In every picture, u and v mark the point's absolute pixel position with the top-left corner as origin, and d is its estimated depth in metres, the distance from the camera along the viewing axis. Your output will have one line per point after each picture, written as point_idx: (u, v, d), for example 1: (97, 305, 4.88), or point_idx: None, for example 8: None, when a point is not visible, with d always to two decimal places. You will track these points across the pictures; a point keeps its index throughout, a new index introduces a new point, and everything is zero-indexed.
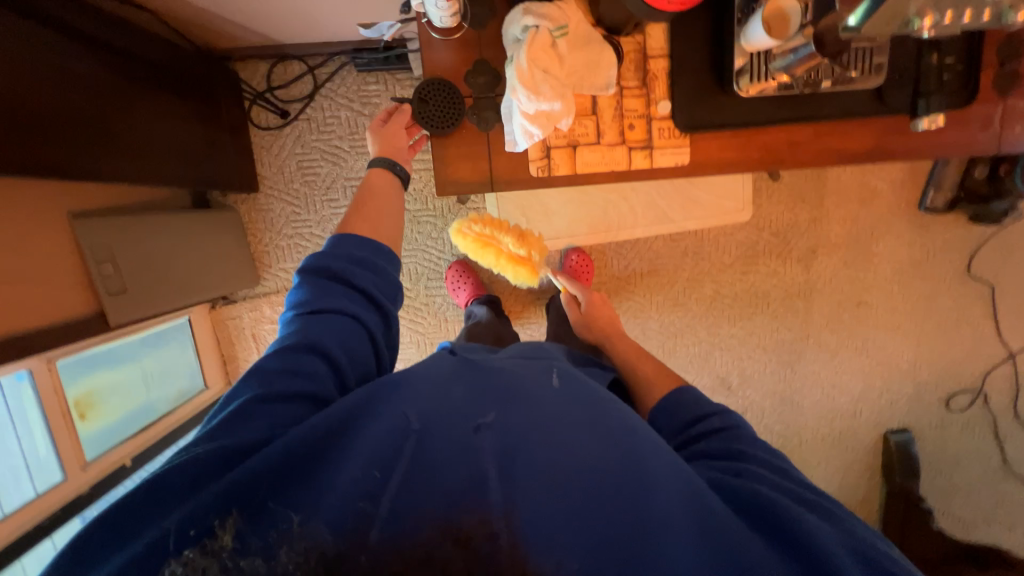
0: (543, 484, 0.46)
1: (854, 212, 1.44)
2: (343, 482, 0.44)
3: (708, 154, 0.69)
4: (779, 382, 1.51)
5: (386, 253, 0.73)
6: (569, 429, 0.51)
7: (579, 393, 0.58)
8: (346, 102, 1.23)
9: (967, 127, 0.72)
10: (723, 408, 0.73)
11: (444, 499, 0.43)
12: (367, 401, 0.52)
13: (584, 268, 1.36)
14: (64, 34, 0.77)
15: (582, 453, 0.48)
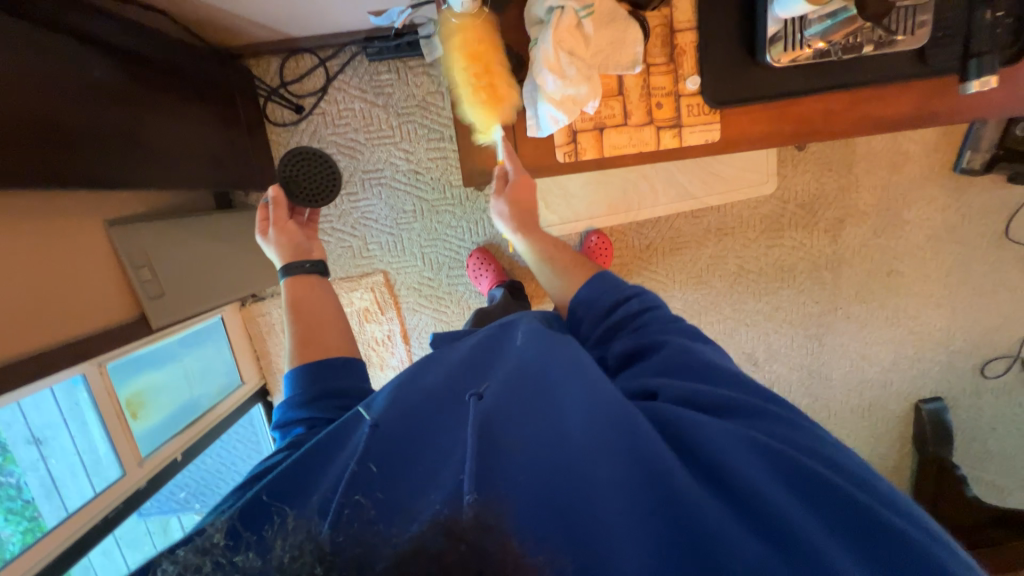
0: (504, 465, 0.46)
1: (884, 177, 1.39)
2: (321, 491, 0.47)
3: (740, 129, 0.67)
4: (807, 356, 1.50)
5: (354, 365, 0.71)
6: (522, 415, 0.52)
7: (543, 354, 0.61)
8: (359, 93, 1.22)
9: (1016, 83, 0.68)
10: (643, 292, 0.73)
11: (411, 495, 0.44)
12: (342, 427, 0.55)
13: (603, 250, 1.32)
14: (88, 43, 0.77)
15: (539, 431, 0.50)
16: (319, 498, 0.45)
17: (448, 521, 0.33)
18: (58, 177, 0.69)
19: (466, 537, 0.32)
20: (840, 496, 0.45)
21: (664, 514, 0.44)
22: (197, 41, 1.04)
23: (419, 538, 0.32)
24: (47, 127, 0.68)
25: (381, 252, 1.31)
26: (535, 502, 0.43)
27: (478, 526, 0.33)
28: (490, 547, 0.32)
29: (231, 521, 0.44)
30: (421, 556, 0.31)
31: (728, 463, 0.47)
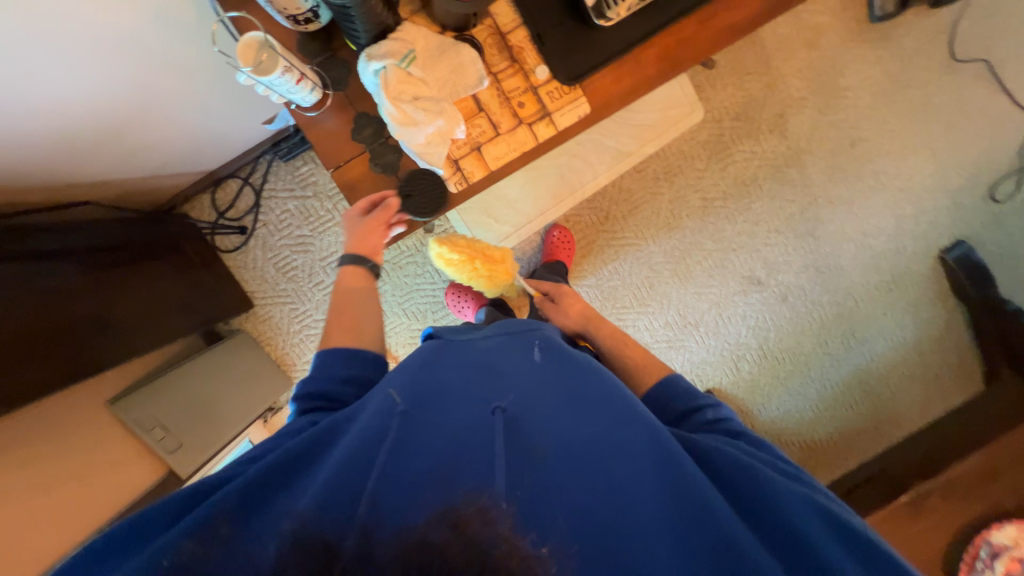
0: (529, 465, 0.49)
1: (806, 56, 1.36)
2: (329, 470, 0.47)
3: (608, 92, 0.68)
4: (808, 254, 1.44)
5: (373, 357, 0.70)
6: (552, 425, 0.55)
7: (561, 375, 0.64)
8: (288, 193, 1.28)
9: None
10: (713, 399, 0.71)
11: (430, 478, 0.45)
12: (348, 415, 0.56)
13: (566, 243, 1.35)
14: (44, 257, 0.87)
15: (560, 432, 0.54)
16: (326, 479, 0.45)
17: (453, 515, 0.36)
18: (53, 381, 0.77)
19: (469, 533, 0.35)
20: (868, 537, 0.49)
21: (676, 508, 0.49)
22: (127, 211, 1.12)
23: (422, 532, 0.35)
24: (31, 342, 0.76)
25: None
26: (551, 499, 0.46)
27: (480, 515, 0.36)
28: (494, 540, 0.35)
29: (233, 509, 0.44)
30: (428, 550, 0.33)
31: (741, 484, 0.54)
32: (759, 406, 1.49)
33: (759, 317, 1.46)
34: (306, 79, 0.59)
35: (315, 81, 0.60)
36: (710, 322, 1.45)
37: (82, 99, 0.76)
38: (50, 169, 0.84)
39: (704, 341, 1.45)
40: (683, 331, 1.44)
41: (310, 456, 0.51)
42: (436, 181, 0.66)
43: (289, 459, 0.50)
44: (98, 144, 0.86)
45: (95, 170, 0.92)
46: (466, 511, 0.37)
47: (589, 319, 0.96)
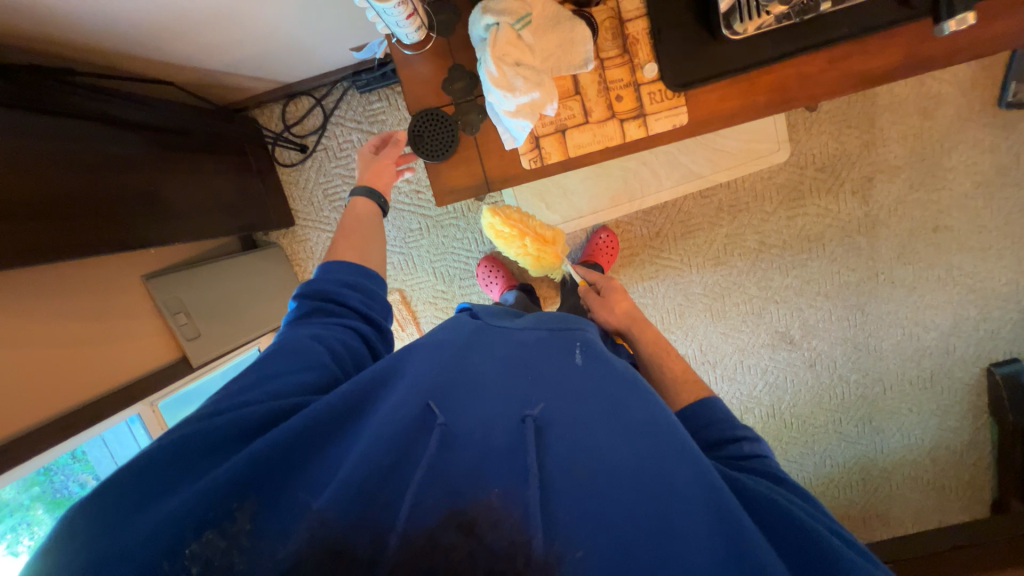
0: (563, 484, 0.45)
1: (915, 125, 1.27)
2: (353, 455, 0.45)
3: (711, 109, 0.64)
4: (849, 328, 1.38)
5: (374, 277, 0.73)
6: (597, 436, 0.49)
7: (604, 379, 0.57)
8: (355, 125, 1.27)
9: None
10: (754, 434, 0.66)
11: (453, 489, 0.43)
12: (375, 381, 0.54)
13: (608, 249, 1.31)
14: (112, 126, 0.89)
15: (605, 445, 0.48)
16: (347, 471, 0.43)
17: (461, 518, 0.42)
18: (91, 246, 0.79)
19: (477, 535, 0.41)
20: None
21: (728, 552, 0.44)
22: (200, 101, 1.13)
23: (432, 529, 0.41)
24: (79, 203, 0.78)
25: (394, 271, 1.37)
26: (592, 524, 0.43)
27: (491, 524, 0.42)
28: (496, 543, 0.41)
29: (250, 478, 0.43)
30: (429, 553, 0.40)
31: (795, 538, 0.49)
32: None
33: (779, 375, 1.41)
34: (414, 17, 0.57)
35: (421, 20, 0.59)
36: (729, 366, 1.41)
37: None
38: (143, 43, 0.86)
39: (719, 383, 1.42)
40: (699, 366, 1.41)
41: (333, 420, 0.49)
42: (448, 126, 0.65)
43: (307, 428, 0.47)
44: (192, 32, 0.87)
45: (181, 54, 0.93)
46: (473, 513, 0.42)
47: (633, 321, 0.95)
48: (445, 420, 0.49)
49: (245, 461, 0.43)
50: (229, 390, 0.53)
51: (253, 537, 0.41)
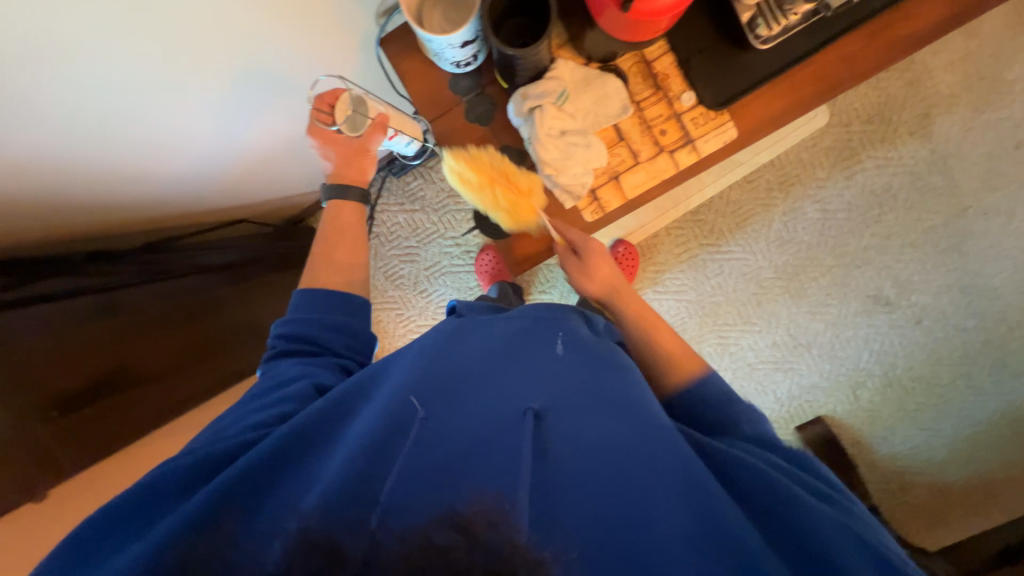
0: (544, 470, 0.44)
1: (961, 47, 1.19)
2: (339, 461, 0.44)
3: (759, 116, 0.64)
4: (951, 272, 1.27)
5: (357, 302, 0.71)
6: (577, 421, 0.49)
7: (583, 367, 0.57)
8: (398, 207, 1.35)
9: None
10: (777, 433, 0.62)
11: (436, 484, 0.40)
12: (354, 398, 0.53)
13: (628, 260, 1.27)
14: (203, 270, 0.93)
15: (585, 434, 0.47)
16: (332, 476, 0.42)
17: (457, 519, 0.34)
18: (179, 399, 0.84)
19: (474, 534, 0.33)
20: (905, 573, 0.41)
21: (706, 521, 0.42)
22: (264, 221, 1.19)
23: (426, 531, 0.33)
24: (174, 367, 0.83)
25: None
26: (568, 510, 0.41)
27: (486, 523, 0.33)
28: (498, 543, 0.32)
29: (228, 502, 0.41)
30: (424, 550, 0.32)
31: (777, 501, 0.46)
32: (880, 439, 1.35)
33: (884, 340, 1.31)
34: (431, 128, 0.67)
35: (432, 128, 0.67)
36: (825, 343, 1.33)
37: (215, 138, 0.81)
38: (203, 191, 0.92)
39: (818, 364, 1.34)
40: (793, 352, 1.34)
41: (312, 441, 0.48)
42: None
43: (293, 450, 0.47)
44: (236, 168, 0.93)
45: (236, 197, 1.02)
46: (467, 516, 0.34)
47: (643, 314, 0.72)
48: (422, 416, 0.47)
49: (227, 487, 0.42)
50: (216, 433, 0.51)
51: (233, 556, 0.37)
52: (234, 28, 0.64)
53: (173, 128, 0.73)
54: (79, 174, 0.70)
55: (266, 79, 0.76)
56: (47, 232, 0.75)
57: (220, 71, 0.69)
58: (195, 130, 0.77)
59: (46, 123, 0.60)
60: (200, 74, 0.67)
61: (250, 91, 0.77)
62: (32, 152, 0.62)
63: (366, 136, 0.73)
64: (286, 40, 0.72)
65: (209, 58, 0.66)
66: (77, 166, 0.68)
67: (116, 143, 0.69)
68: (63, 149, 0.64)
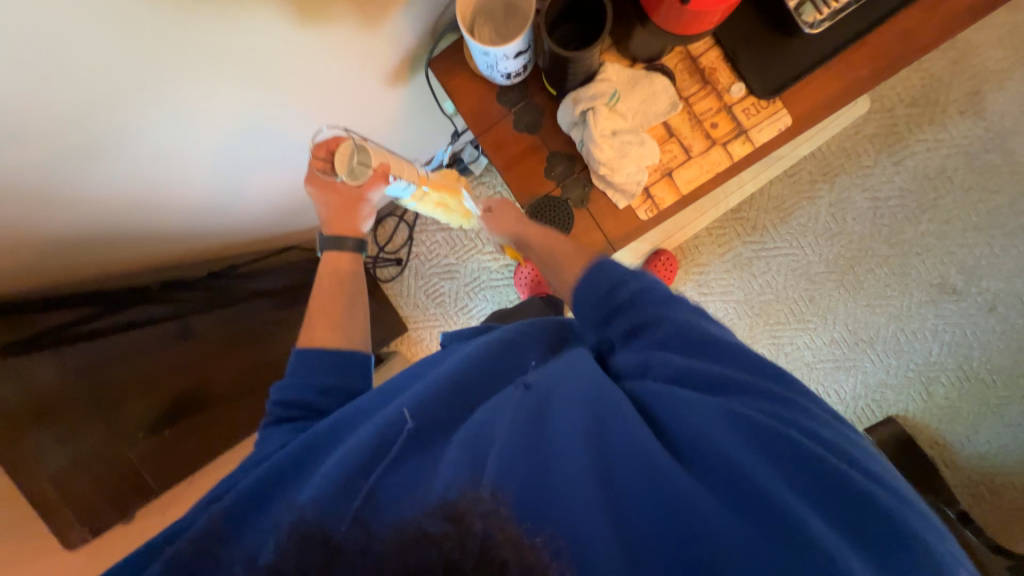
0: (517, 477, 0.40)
1: (1006, 21, 1.14)
2: (326, 469, 0.43)
3: (813, 101, 0.63)
4: (1023, 253, 1.19)
5: (358, 360, 0.66)
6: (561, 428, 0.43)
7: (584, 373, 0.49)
8: (437, 226, 1.38)
9: None
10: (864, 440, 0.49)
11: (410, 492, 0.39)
12: (347, 416, 0.50)
13: (666, 268, 1.25)
14: (258, 298, 0.96)
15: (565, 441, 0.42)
16: (321, 480, 0.41)
17: (449, 506, 0.35)
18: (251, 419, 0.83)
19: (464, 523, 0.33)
20: None
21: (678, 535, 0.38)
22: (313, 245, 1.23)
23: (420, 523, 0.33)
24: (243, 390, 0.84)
25: None
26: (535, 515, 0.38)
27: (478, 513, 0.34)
28: (488, 531, 0.33)
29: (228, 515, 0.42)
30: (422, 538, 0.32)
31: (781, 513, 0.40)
32: (963, 439, 1.25)
33: (955, 331, 1.23)
34: None
35: None
36: (889, 338, 1.26)
37: (277, 176, 0.85)
38: (260, 223, 0.95)
39: (884, 360, 1.27)
40: (855, 349, 1.27)
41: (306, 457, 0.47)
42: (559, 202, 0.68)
43: (288, 464, 0.46)
44: (292, 200, 0.96)
45: (278, 226, 1.02)
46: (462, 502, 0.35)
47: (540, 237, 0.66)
48: (405, 423, 0.44)
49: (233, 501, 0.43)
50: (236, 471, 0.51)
51: (228, 561, 0.38)
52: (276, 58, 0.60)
53: (229, 163, 0.72)
54: (144, 217, 0.70)
55: (305, 110, 0.73)
56: (99, 271, 0.75)
57: (265, 106, 0.67)
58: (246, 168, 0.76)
59: (122, 173, 0.60)
60: (248, 113, 0.65)
61: (291, 122, 0.74)
62: (108, 200, 0.62)
63: (366, 184, 0.74)
64: (328, 70, 0.68)
65: (255, 94, 0.63)
66: (146, 211, 0.69)
67: (179, 189, 0.69)
68: (136, 197, 0.65)
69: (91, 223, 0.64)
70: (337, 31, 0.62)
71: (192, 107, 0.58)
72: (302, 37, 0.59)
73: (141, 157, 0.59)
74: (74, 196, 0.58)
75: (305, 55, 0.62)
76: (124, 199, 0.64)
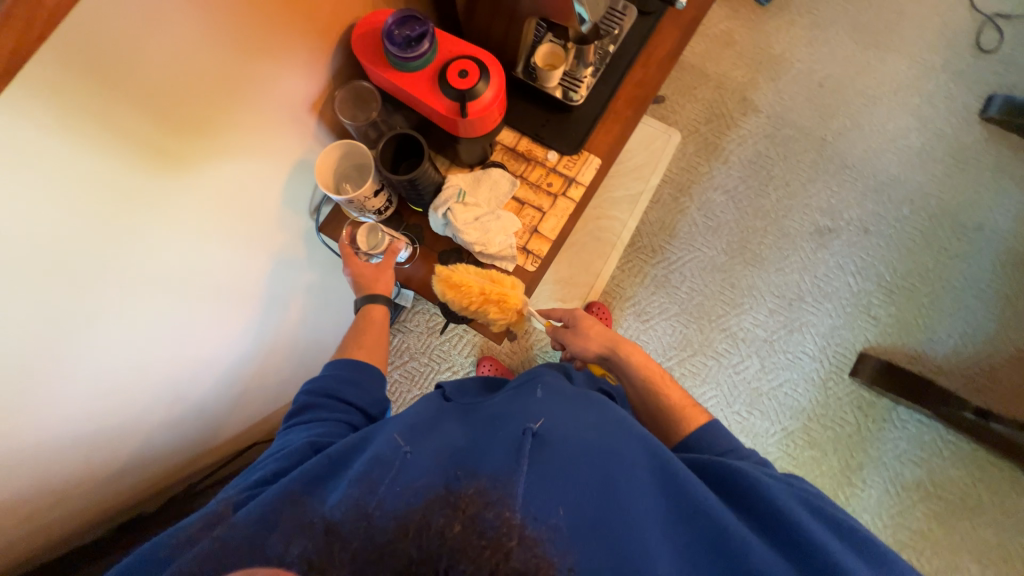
0: (547, 489, 0.49)
1: (734, 51, 1.54)
2: (351, 479, 0.49)
3: (608, 142, 0.84)
4: (855, 183, 1.44)
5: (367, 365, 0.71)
6: (585, 457, 0.53)
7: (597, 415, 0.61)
8: (391, 366, 1.41)
9: None
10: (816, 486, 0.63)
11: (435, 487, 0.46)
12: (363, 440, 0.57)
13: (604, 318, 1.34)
14: None
15: (585, 459, 0.53)
16: (349, 489, 0.47)
17: (455, 499, 0.43)
18: None
19: (469, 512, 0.42)
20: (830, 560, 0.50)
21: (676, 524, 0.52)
22: None
23: (425, 512, 0.41)
24: None
25: None
26: (555, 514, 0.47)
27: (483, 502, 0.43)
28: (492, 520, 0.41)
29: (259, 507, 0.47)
30: (429, 528, 0.40)
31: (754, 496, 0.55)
32: (929, 343, 1.33)
33: (854, 260, 1.40)
34: (400, 239, 0.77)
35: (405, 239, 0.78)
36: (812, 287, 1.39)
37: (240, 365, 0.86)
38: (225, 425, 0.92)
39: (822, 308, 1.38)
40: (793, 309, 1.38)
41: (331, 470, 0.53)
42: None
43: (318, 467, 0.53)
44: (257, 398, 0.97)
45: (253, 423, 1.00)
46: (464, 493, 0.44)
47: (614, 345, 0.87)
48: (407, 451, 0.53)
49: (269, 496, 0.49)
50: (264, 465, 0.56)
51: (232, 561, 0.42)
52: (189, 251, 0.65)
53: (180, 371, 0.73)
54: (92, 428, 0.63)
55: (275, 306, 0.88)
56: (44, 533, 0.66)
57: (234, 309, 0.77)
58: (201, 368, 0.77)
59: (96, 380, 0.60)
60: (218, 302, 0.74)
61: (235, 315, 0.78)
62: (76, 430, 0.61)
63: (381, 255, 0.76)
64: (248, 262, 0.77)
65: (205, 293, 0.70)
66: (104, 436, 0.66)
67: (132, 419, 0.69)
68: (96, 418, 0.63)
69: (52, 453, 0.59)
70: (270, 227, 0.79)
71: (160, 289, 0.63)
72: (231, 226, 0.70)
73: (115, 342, 0.60)
74: (30, 416, 0.54)
75: (254, 250, 0.77)
76: (85, 403, 0.60)
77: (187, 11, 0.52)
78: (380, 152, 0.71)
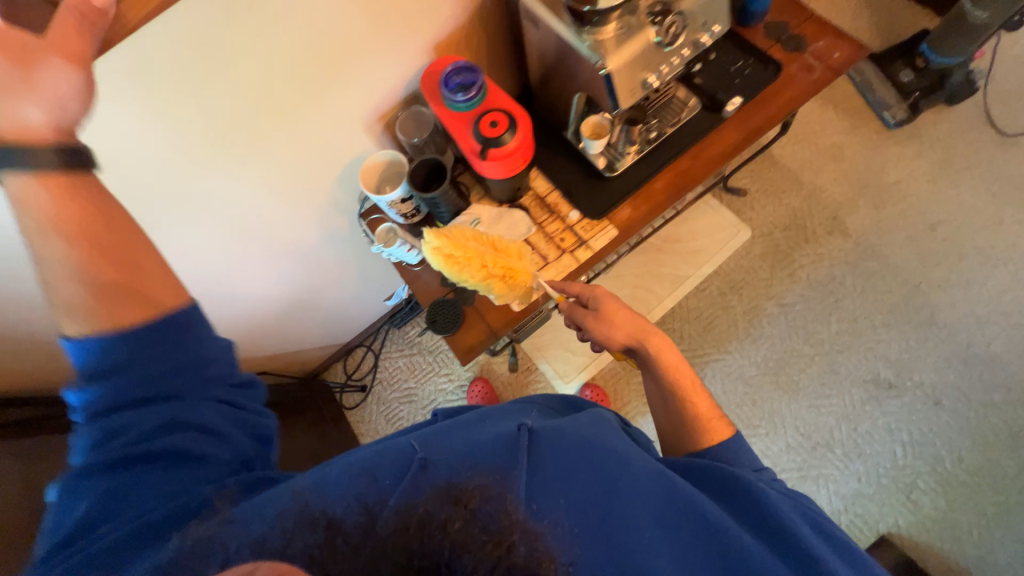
0: (552, 498, 0.45)
1: (839, 167, 1.44)
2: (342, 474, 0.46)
3: (631, 217, 0.87)
4: (939, 345, 1.25)
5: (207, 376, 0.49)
6: (584, 471, 0.50)
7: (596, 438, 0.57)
8: (400, 352, 1.51)
9: (795, 79, 0.87)
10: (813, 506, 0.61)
11: (432, 479, 0.42)
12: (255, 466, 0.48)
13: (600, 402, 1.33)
14: None
15: (588, 475, 0.50)
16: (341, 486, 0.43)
17: (455, 489, 0.37)
18: None
19: (471, 506, 0.35)
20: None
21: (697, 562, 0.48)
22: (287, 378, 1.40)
23: (429, 503, 0.35)
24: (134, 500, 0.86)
25: None
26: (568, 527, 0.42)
27: (482, 492, 0.37)
28: (495, 511, 0.35)
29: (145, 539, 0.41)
30: (425, 521, 0.34)
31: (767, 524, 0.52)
32: (972, 558, 1.11)
33: (910, 429, 1.21)
34: (410, 241, 0.85)
35: (416, 243, 0.87)
36: (847, 441, 1.22)
37: (262, 292, 1.04)
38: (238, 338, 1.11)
39: (851, 466, 1.20)
40: (815, 455, 1.23)
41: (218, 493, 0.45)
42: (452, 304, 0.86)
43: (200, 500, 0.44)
44: (270, 327, 1.15)
45: (261, 346, 1.19)
46: (465, 486, 0.37)
47: (638, 334, 0.73)
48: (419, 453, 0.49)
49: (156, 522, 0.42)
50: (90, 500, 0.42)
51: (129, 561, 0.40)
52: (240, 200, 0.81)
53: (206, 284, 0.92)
54: None
55: (307, 257, 1.03)
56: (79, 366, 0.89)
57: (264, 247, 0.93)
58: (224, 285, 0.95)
59: None
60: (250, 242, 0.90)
61: (266, 255, 0.96)
62: None
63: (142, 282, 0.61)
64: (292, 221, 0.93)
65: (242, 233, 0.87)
66: None
67: None
68: None
69: None
70: (318, 197, 0.92)
71: (216, 193, 0.77)
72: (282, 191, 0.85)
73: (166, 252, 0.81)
74: None
75: (305, 212, 0.93)
76: None
77: (274, 50, 0.65)
78: (415, 168, 0.82)
